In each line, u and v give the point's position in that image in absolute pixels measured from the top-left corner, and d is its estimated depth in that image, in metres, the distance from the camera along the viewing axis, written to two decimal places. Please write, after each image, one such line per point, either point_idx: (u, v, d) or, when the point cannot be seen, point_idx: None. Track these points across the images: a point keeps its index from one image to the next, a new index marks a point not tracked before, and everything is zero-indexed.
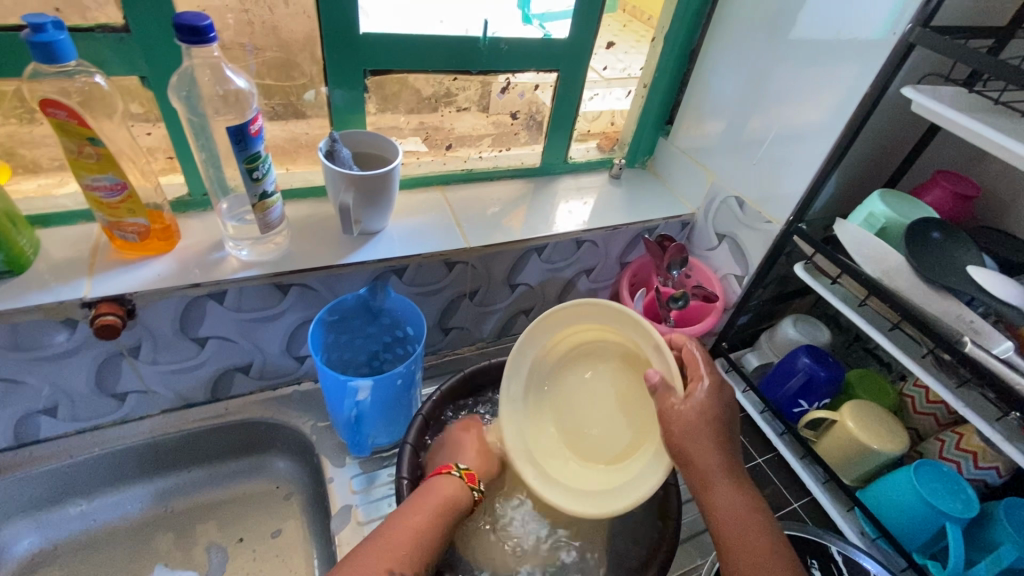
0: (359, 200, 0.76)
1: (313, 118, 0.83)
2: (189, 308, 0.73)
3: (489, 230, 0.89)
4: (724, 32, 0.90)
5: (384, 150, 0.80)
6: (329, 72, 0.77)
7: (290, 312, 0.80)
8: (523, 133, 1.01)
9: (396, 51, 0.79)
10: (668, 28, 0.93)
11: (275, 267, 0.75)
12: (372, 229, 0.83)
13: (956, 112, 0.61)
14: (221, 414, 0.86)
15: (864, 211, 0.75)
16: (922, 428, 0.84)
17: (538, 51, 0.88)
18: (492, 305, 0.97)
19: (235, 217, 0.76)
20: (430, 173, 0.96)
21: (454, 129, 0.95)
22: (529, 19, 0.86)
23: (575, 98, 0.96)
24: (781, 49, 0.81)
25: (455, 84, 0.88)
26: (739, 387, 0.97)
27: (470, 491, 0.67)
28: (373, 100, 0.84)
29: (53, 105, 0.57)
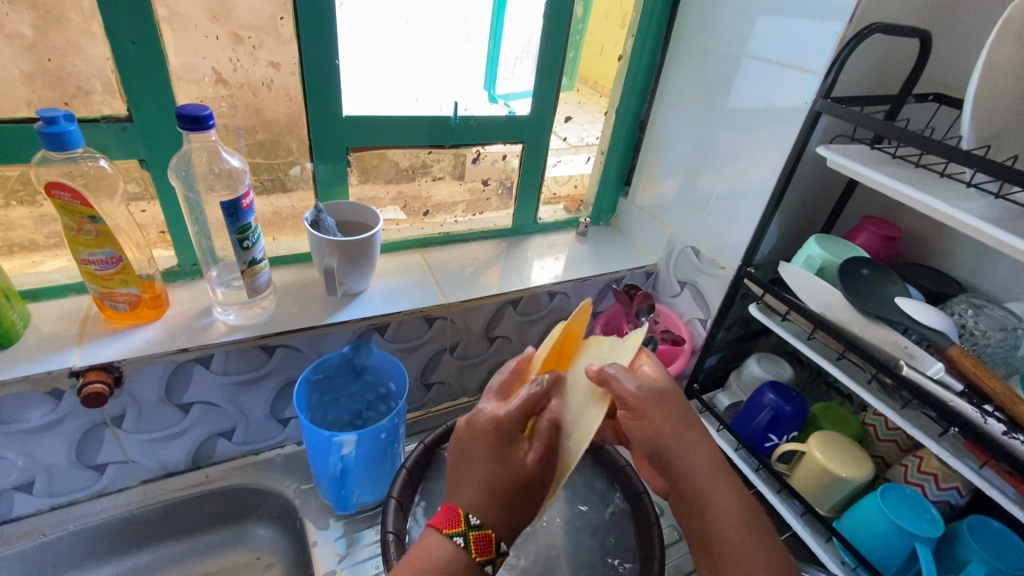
0: (343, 263, 0.81)
1: (297, 191, 0.90)
2: (176, 373, 0.75)
3: (466, 287, 0.94)
4: (670, 105, 1.02)
5: (365, 217, 0.87)
6: (314, 150, 0.85)
7: (275, 374, 0.83)
8: (495, 199, 1.09)
9: (376, 131, 0.88)
10: (620, 102, 1.05)
11: (261, 330, 0.78)
12: (356, 289, 0.87)
13: (863, 166, 0.71)
14: (202, 481, 0.85)
15: (804, 254, 0.83)
16: (887, 455, 0.89)
17: (504, 127, 0.98)
18: (472, 359, 1.01)
19: (223, 284, 0.80)
20: (410, 238, 1.03)
21: (431, 197, 1.03)
22: (496, 99, 0.97)
23: (540, 165, 1.05)
24: (719, 118, 0.93)
25: (430, 157, 0.97)
26: (714, 426, 1.00)
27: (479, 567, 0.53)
28: (355, 174, 0.92)
29: (58, 187, 0.63)
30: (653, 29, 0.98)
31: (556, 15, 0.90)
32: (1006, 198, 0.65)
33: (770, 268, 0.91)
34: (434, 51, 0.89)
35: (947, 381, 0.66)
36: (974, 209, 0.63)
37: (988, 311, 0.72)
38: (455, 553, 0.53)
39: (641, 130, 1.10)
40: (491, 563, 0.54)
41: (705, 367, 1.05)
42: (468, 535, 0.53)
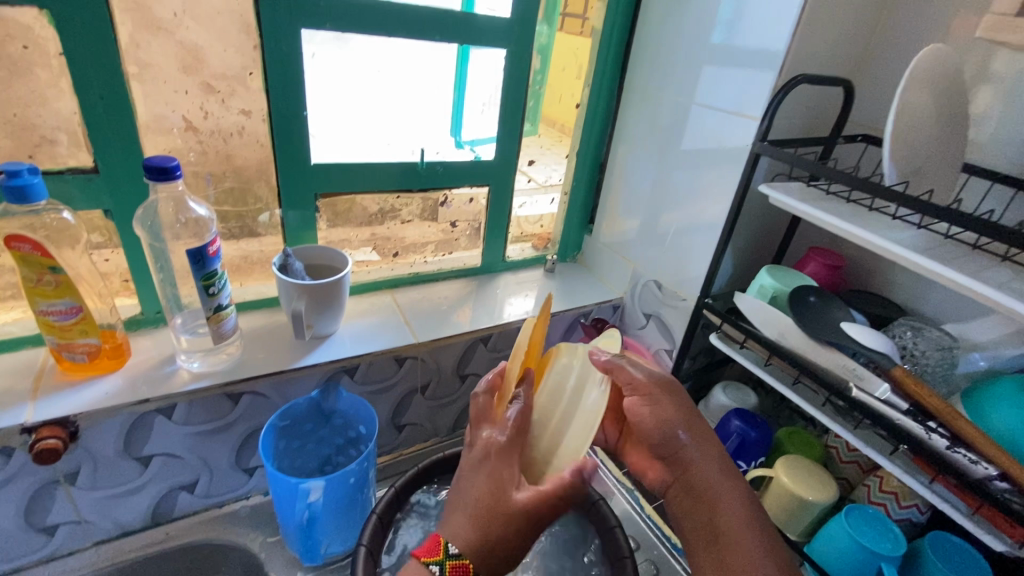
0: (311, 306, 0.82)
1: (266, 236, 0.91)
2: (136, 425, 0.73)
3: (436, 327, 0.96)
4: (626, 147, 1.08)
5: (333, 259, 0.88)
6: (283, 196, 0.87)
7: (241, 421, 0.81)
8: (464, 239, 1.12)
9: (345, 177, 0.90)
10: (580, 145, 1.12)
11: (227, 376, 0.77)
12: (325, 332, 0.87)
13: (801, 203, 0.76)
14: (161, 539, 0.82)
15: (757, 285, 0.88)
16: (851, 476, 0.91)
17: (470, 171, 1.02)
18: (443, 399, 1.01)
19: (188, 330, 0.79)
20: (380, 279, 1.04)
21: (403, 238, 1.05)
22: (462, 144, 1.01)
23: (506, 206, 1.09)
24: (672, 157, 0.99)
25: (398, 202, 1.00)
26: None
27: None
28: (324, 218, 0.94)
29: (19, 239, 0.62)
30: (607, 77, 1.05)
31: (515, 67, 0.96)
32: (929, 229, 0.71)
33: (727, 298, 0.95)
34: (402, 101, 0.93)
35: (898, 403, 0.69)
36: (904, 238, 0.68)
37: (926, 333, 0.76)
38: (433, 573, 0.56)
39: (601, 171, 1.16)
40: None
41: None
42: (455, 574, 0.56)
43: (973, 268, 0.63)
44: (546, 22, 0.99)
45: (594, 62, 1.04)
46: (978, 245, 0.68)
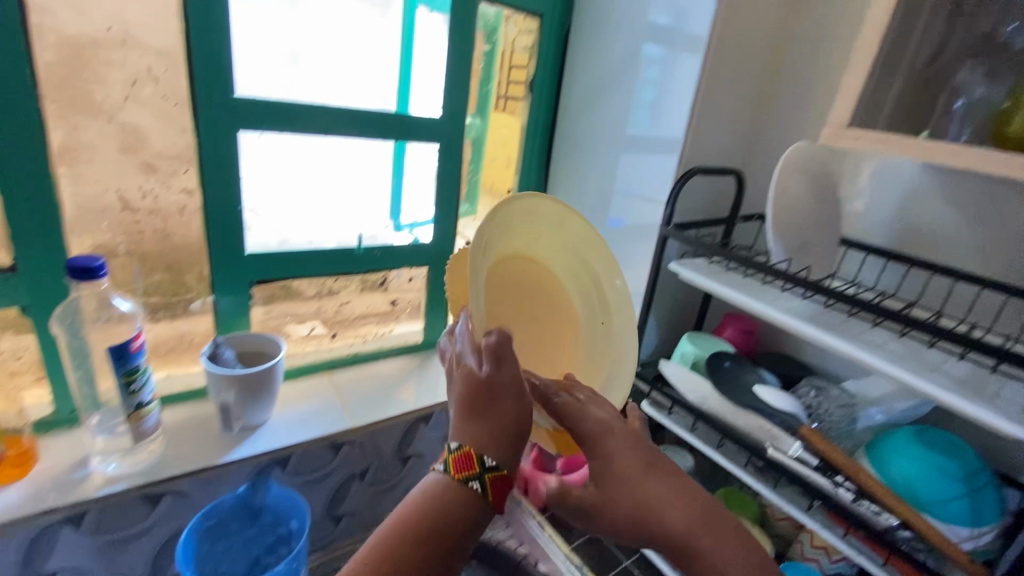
0: (240, 397, 0.80)
1: (199, 316, 0.89)
2: (37, 541, 0.67)
3: (374, 408, 0.95)
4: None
5: (267, 346, 0.88)
6: (215, 282, 0.87)
7: (159, 525, 0.76)
8: (404, 316, 1.14)
9: (280, 265, 0.92)
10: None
11: (144, 477, 0.74)
12: (255, 422, 0.85)
13: (707, 278, 0.84)
14: None
15: (679, 352, 0.94)
16: (785, 533, 0.95)
17: (408, 254, 1.06)
18: (383, 484, 0.98)
19: (105, 431, 0.76)
20: (317, 361, 1.03)
21: (351, 309, 1.05)
22: (401, 228, 1.06)
23: (445, 284, 1.13)
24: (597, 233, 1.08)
25: (336, 283, 1.01)
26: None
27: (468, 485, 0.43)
28: (260, 302, 0.94)
29: None
30: (533, 161, 1.16)
31: (449, 159, 1.03)
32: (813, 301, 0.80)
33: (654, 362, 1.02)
34: (341, 188, 0.97)
35: (815, 463, 0.74)
36: (795, 312, 0.76)
37: (828, 392, 0.84)
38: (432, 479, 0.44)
39: None
40: (478, 480, 0.43)
41: None
42: (486, 478, 0.43)
43: (853, 336, 0.71)
44: (478, 115, 1.09)
45: (523, 146, 1.14)
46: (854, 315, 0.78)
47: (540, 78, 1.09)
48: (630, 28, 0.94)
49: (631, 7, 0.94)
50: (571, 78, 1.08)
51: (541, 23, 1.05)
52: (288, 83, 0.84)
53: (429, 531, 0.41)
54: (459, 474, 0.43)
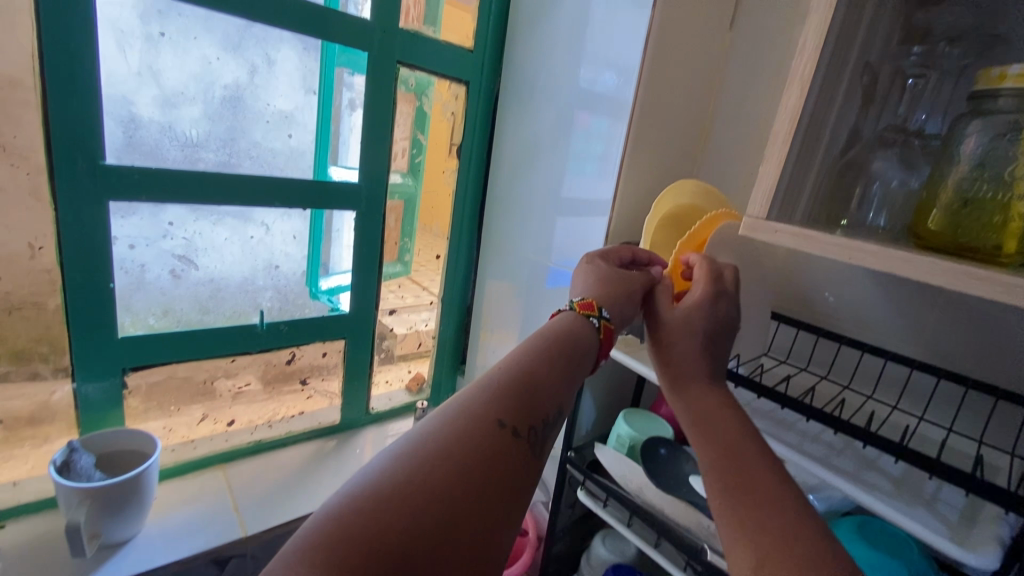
0: (95, 515, 0.53)
1: (58, 419, 0.62)
2: None
3: (273, 507, 0.66)
4: (494, 291, 0.86)
5: (141, 444, 0.60)
6: (75, 365, 0.60)
7: None
8: (317, 392, 0.82)
9: (184, 343, 0.66)
10: (443, 292, 0.89)
11: None
12: (120, 537, 0.57)
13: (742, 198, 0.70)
14: None
15: (620, 432, 0.68)
16: None
17: (321, 326, 0.76)
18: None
19: None
20: (209, 453, 0.72)
21: (256, 378, 0.75)
22: (319, 295, 0.77)
23: (367, 362, 0.83)
24: (527, 303, 0.79)
25: (235, 365, 0.71)
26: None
27: (590, 319, 0.42)
28: (141, 386, 0.66)
29: None
30: (465, 239, 0.87)
31: (373, 229, 0.76)
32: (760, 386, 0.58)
33: (608, 391, 0.75)
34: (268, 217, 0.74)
35: (899, 475, 0.47)
36: (813, 439, 0.51)
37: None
38: (559, 315, 0.43)
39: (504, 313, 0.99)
40: (597, 319, 0.42)
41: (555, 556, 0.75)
42: (602, 323, 0.42)
43: (887, 483, 0.45)
44: (409, 175, 0.82)
45: (453, 214, 0.85)
46: (912, 381, 0.56)
47: (468, 141, 0.82)
48: (560, 91, 0.71)
49: (565, 63, 0.69)
50: (504, 133, 0.81)
51: (469, 88, 0.80)
52: (213, 94, 0.63)
53: (549, 365, 0.36)
54: (581, 312, 0.43)
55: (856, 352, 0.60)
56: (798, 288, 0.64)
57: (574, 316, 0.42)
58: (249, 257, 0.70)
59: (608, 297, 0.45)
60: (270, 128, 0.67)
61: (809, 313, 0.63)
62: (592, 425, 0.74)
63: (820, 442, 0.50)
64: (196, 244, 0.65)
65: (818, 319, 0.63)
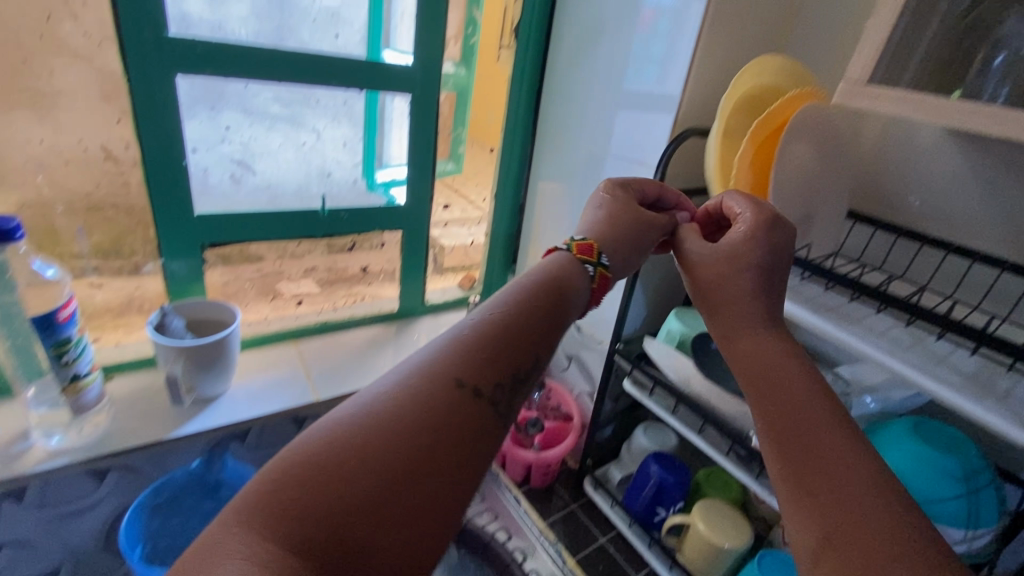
0: (190, 370, 0.59)
1: (149, 283, 0.68)
2: None
3: (341, 378, 0.72)
4: (548, 191, 0.83)
5: (222, 313, 0.64)
6: (161, 239, 0.64)
7: (109, 500, 0.57)
8: (376, 280, 0.86)
9: (254, 223, 0.68)
10: (496, 189, 0.87)
11: (91, 451, 0.54)
12: (210, 394, 0.62)
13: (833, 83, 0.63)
14: None
15: (664, 328, 0.67)
16: (769, 517, 0.71)
17: (379, 216, 0.77)
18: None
19: (44, 402, 0.55)
20: (282, 328, 0.78)
21: (321, 262, 0.78)
22: (374, 187, 0.78)
23: (422, 253, 0.84)
24: (581, 204, 0.77)
25: (300, 248, 0.75)
26: (607, 504, 0.76)
27: (585, 266, 0.39)
28: (219, 263, 0.70)
29: None
30: (518, 133, 0.83)
31: (429, 114, 0.74)
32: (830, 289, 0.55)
33: (662, 289, 0.74)
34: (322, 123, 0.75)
35: (971, 371, 0.45)
36: (879, 334, 0.48)
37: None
38: (554, 255, 0.40)
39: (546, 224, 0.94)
40: (592, 267, 0.39)
41: (597, 442, 0.80)
42: (598, 270, 0.39)
43: (954, 378, 0.43)
44: (461, 64, 0.80)
45: (508, 104, 0.81)
46: (997, 285, 0.52)
47: (527, 22, 0.75)
48: None
49: None
50: (565, 10, 0.73)
51: None
52: None
53: (532, 318, 0.33)
54: (578, 255, 0.39)
55: (937, 254, 0.56)
56: (883, 184, 0.59)
57: (566, 256, 0.39)
58: (303, 164, 0.72)
59: (609, 243, 0.42)
60: (317, 26, 0.64)
61: (889, 214, 0.59)
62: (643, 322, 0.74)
63: (887, 337, 0.48)
64: (252, 148, 0.68)
65: (898, 221, 0.58)
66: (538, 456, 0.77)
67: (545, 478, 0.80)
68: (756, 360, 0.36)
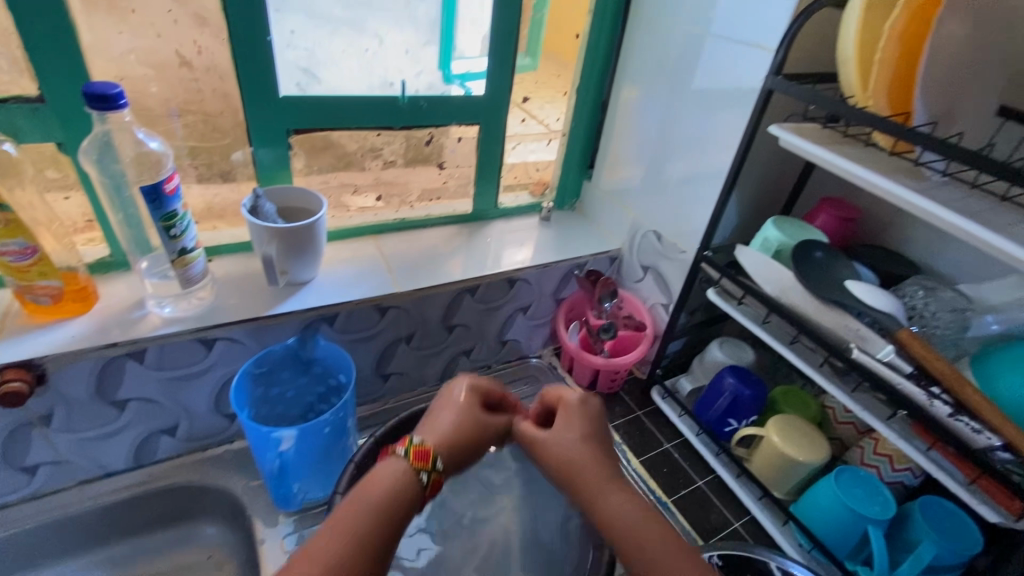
0: (284, 252, 0.61)
1: (241, 181, 0.68)
2: (107, 370, 0.55)
3: (421, 273, 0.72)
4: (637, 85, 0.76)
5: (308, 203, 0.65)
6: (250, 125, 0.63)
7: (218, 369, 0.61)
8: (453, 182, 0.83)
9: (335, 112, 0.66)
10: (578, 83, 0.80)
11: (201, 321, 0.58)
12: (301, 278, 0.66)
13: None
14: (143, 482, 0.63)
15: (759, 237, 0.63)
16: (846, 437, 0.68)
17: (458, 109, 0.74)
18: (545, 321, 0.85)
19: (156, 274, 0.59)
20: (363, 224, 0.78)
21: (399, 157, 0.76)
22: (450, 79, 0.73)
23: (499, 150, 0.80)
24: (677, 98, 0.70)
25: (380, 139, 0.73)
26: (674, 412, 0.78)
27: (420, 474, 0.42)
28: (303, 153, 0.69)
29: None
30: (608, 19, 0.75)
31: None
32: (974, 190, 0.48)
33: (759, 195, 0.68)
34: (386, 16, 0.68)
35: None
36: None
37: (940, 293, 0.55)
38: (390, 462, 0.42)
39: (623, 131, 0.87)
40: (425, 474, 0.42)
41: (666, 354, 0.80)
42: (430, 476, 0.42)
43: None
44: None
45: None
46: None
47: None
48: None
49: None
50: None
51: None
52: None
53: (386, 517, 0.39)
54: (414, 462, 0.42)
55: None
56: None
57: (401, 466, 0.42)
58: (365, 74, 0.68)
59: (441, 436, 0.45)
60: None
61: None
62: (733, 231, 0.69)
63: None
64: (317, 55, 0.64)
65: None
66: (608, 361, 0.76)
67: (612, 384, 0.81)
68: (617, 517, 0.42)
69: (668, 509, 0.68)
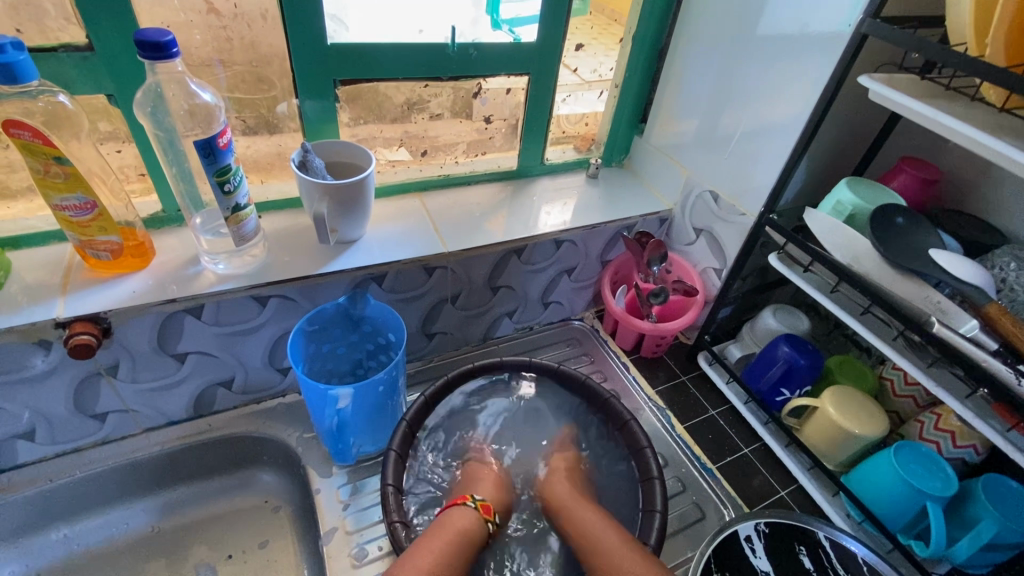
0: (335, 210, 0.60)
1: (286, 132, 0.66)
2: (168, 324, 0.56)
3: (467, 232, 0.70)
4: (700, 30, 0.69)
5: (357, 157, 0.64)
6: (296, 75, 0.61)
7: (271, 325, 0.62)
8: (499, 136, 0.80)
9: (381, 61, 0.63)
10: (635, 27, 0.73)
11: (255, 278, 0.58)
12: (350, 237, 0.65)
13: None
14: (204, 430, 0.65)
15: (832, 199, 0.59)
16: (903, 411, 0.66)
17: (508, 59, 0.70)
18: (589, 284, 0.83)
19: (210, 231, 0.59)
20: (408, 180, 0.76)
21: (446, 110, 0.73)
22: (498, 24, 0.68)
23: (549, 102, 0.76)
24: (747, 45, 0.64)
25: (427, 90, 0.70)
26: (721, 379, 0.77)
27: (486, 524, 0.56)
28: (349, 106, 0.67)
29: (14, 123, 0.45)
30: None
31: None
32: None
33: (832, 153, 0.63)
34: None
35: None
36: None
37: None
38: (465, 509, 0.56)
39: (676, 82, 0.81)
40: (490, 524, 0.57)
41: (717, 319, 0.78)
42: (478, 508, 0.57)
43: None
44: None
45: None
46: None
47: None
48: None
49: None
50: None
51: None
52: None
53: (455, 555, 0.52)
54: (482, 515, 0.56)
55: None
56: None
57: (474, 518, 0.56)
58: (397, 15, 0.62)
59: (495, 495, 0.60)
60: None
61: None
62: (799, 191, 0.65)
63: None
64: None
65: None
66: (654, 327, 0.74)
67: (656, 348, 0.80)
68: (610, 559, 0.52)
69: (713, 474, 0.68)
